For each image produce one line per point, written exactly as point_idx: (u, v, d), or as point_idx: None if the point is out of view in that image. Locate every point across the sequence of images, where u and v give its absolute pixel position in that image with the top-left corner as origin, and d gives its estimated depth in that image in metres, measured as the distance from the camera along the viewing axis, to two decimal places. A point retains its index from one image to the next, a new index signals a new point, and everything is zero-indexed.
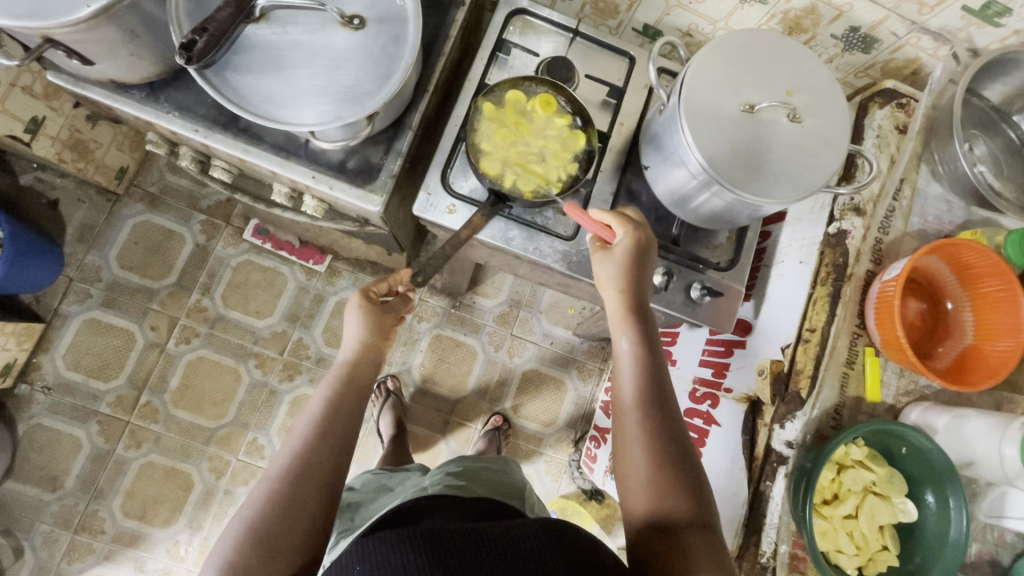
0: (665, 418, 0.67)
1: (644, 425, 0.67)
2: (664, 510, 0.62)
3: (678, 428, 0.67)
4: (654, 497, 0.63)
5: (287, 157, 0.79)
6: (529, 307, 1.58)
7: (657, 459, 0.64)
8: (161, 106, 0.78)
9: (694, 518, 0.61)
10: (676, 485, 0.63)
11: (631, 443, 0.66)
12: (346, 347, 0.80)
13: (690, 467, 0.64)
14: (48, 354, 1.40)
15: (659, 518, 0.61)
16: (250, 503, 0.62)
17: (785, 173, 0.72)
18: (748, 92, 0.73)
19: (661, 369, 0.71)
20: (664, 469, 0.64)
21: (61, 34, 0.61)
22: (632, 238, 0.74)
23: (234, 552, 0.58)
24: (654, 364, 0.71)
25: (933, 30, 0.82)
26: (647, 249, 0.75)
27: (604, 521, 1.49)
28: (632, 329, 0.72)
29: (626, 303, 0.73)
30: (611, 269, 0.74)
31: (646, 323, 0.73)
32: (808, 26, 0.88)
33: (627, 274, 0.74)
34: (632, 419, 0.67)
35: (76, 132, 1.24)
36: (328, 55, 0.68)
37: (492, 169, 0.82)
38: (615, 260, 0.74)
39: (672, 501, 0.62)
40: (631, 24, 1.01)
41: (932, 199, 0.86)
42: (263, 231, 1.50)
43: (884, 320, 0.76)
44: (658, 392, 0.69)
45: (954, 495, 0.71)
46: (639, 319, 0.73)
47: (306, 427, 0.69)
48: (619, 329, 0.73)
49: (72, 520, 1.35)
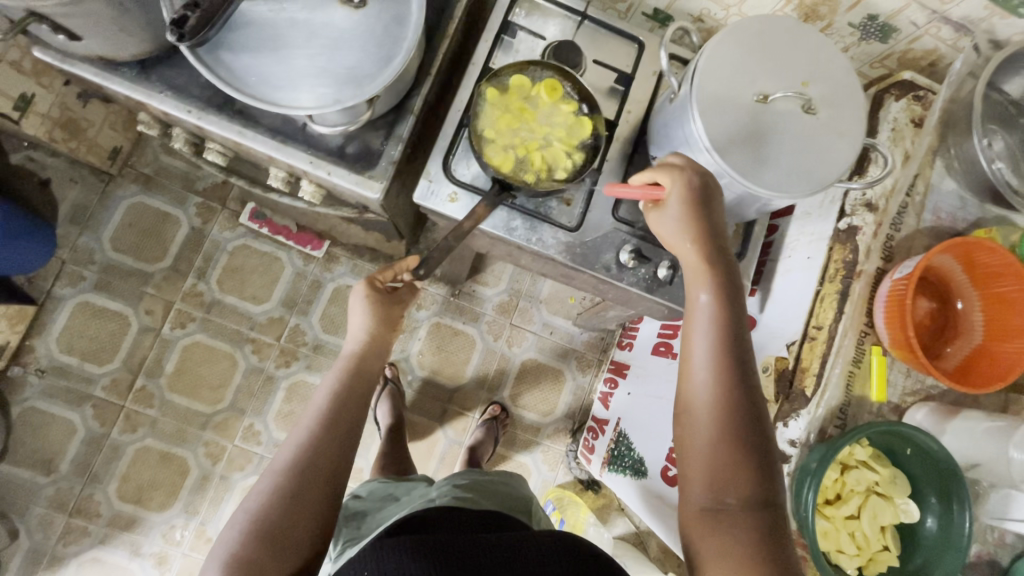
0: (744, 389, 0.63)
1: (720, 392, 0.63)
2: (728, 483, 0.60)
3: (758, 405, 0.63)
4: (718, 468, 0.60)
5: (284, 140, 0.76)
6: (529, 296, 1.56)
7: (727, 429, 0.61)
8: (153, 86, 0.75)
9: (756, 502, 0.59)
10: (745, 464, 0.60)
11: (704, 408, 0.63)
12: (352, 340, 0.78)
13: (764, 447, 0.61)
14: (41, 337, 1.38)
15: (721, 490, 0.60)
16: (256, 495, 0.61)
17: (798, 167, 0.69)
18: (762, 81, 0.71)
19: (744, 338, 0.66)
20: (734, 445, 0.61)
21: (46, 7, 0.58)
22: (693, 187, 0.68)
23: (239, 544, 0.57)
24: (733, 330, 0.66)
25: (954, 20, 0.79)
26: (710, 199, 0.69)
27: (599, 511, 1.49)
28: (710, 286, 0.67)
29: (703, 259, 0.68)
30: (675, 223, 0.69)
31: (728, 280, 0.68)
32: (824, 13, 0.85)
33: (699, 227, 0.68)
34: (707, 383, 0.64)
35: (67, 110, 1.20)
36: (327, 35, 0.65)
37: (502, 159, 0.79)
38: (673, 215, 0.69)
39: (736, 479, 0.60)
40: (641, 7, 0.98)
41: (945, 196, 0.84)
42: (260, 216, 1.47)
43: (895, 320, 0.74)
44: (740, 362, 0.64)
45: (958, 498, 0.71)
46: (720, 278, 0.68)
47: (312, 420, 0.68)
48: (696, 282, 0.68)
49: (68, 503, 1.34)
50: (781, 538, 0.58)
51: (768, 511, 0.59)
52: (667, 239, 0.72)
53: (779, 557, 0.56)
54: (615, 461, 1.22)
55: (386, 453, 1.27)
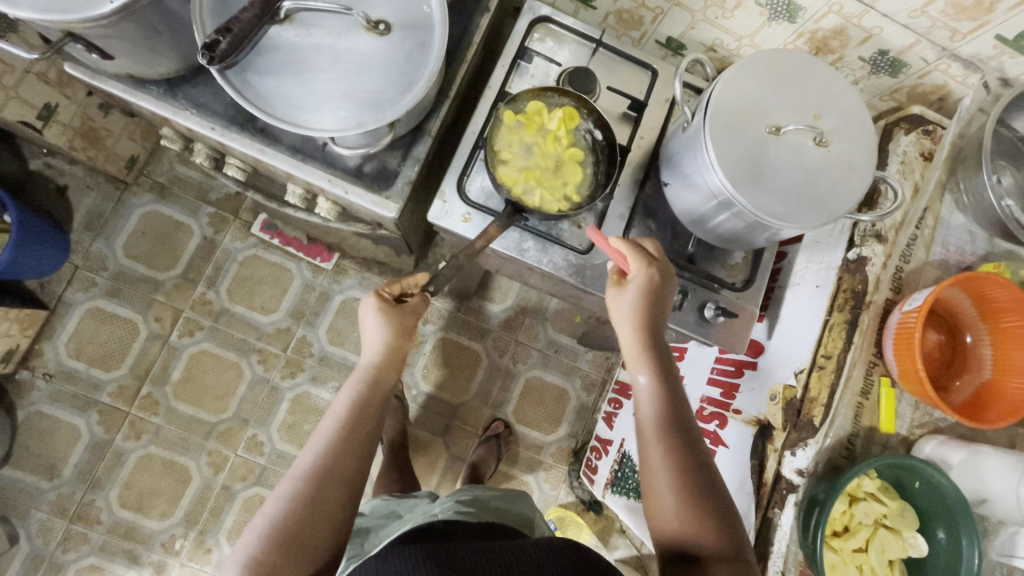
0: (688, 443, 0.68)
1: (670, 455, 0.67)
2: (692, 546, 0.63)
3: (703, 453, 0.68)
4: (684, 526, 0.64)
5: (303, 159, 0.78)
6: (535, 313, 1.56)
7: (682, 494, 0.65)
8: (179, 103, 0.77)
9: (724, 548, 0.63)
10: (706, 516, 0.64)
11: (659, 471, 0.67)
12: (367, 351, 0.78)
13: (718, 492, 0.66)
14: (50, 342, 1.39)
15: (690, 545, 0.63)
16: (276, 500, 0.61)
17: (808, 198, 0.70)
18: (774, 114, 0.72)
19: (679, 395, 0.72)
20: (694, 500, 0.65)
21: (84, 29, 0.60)
22: (645, 273, 0.73)
23: (258, 546, 0.58)
24: (672, 393, 0.71)
25: (963, 57, 0.81)
26: (662, 287, 0.74)
27: (600, 533, 1.48)
28: (647, 367, 0.72)
29: (642, 342, 0.73)
30: (625, 306, 0.74)
31: (662, 357, 0.73)
32: (835, 47, 0.87)
33: (642, 315, 0.73)
34: (658, 447, 0.68)
35: (88, 120, 1.23)
36: (351, 60, 0.67)
37: (509, 179, 0.81)
38: (628, 298, 0.74)
39: (705, 537, 0.63)
40: (654, 36, 1.01)
41: (954, 229, 0.85)
42: (272, 227, 1.49)
43: (903, 352, 0.75)
44: (680, 419, 0.70)
45: (967, 533, 0.70)
46: (654, 349, 0.73)
47: (331, 428, 0.68)
48: (634, 366, 0.73)
49: (68, 509, 1.34)
50: None
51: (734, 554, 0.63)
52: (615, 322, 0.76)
53: None
54: (618, 483, 1.21)
55: (389, 469, 1.27)
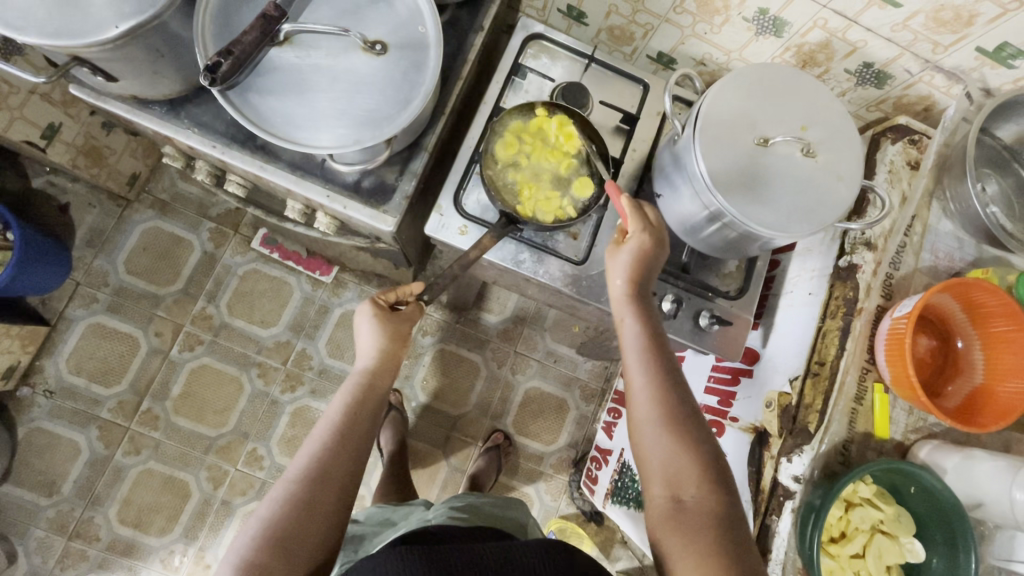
0: (676, 395, 0.68)
1: (658, 405, 0.67)
2: (680, 484, 0.63)
3: (691, 405, 0.68)
4: (671, 476, 0.64)
5: (302, 175, 0.79)
6: (533, 324, 1.57)
7: (670, 434, 0.65)
8: (181, 122, 0.79)
9: (711, 497, 0.62)
10: (693, 468, 0.64)
11: (646, 423, 0.67)
12: (362, 358, 0.79)
13: (706, 445, 0.66)
14: (50, 358, 1.40)
15: (679, 496, 0.63)
16: (269, 502, 0.62)
17: (797, 207, 0.72)
18: (763, 126, 0.74)
19: (669, 349, 0.72)
20: (686, 450, 0.65)
21: (90, 53, 0.62)
22: (635, 223, 0.75)
23: (250, 547, 0.58)
24: (662, 344, 0.72)
25: (946, 69, 0.83)
26: (653, 234, 0.76)
27: (602, 545, 1.48)
28: (635, 314, 0.74)
29: (630, 290, 0.74)
30: (620, 262, 0.75)
31: (648, 306, 0.75)
32: (821, 60, 0.89)
33: (633, 265, 0.74)
34: (646, 399, 0.68)
35: (91, 138, 1.25)
36: (349, 80, 0.69)
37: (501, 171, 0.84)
38: (622, 256, 0.75)
39: (689, 473, 0.63)
40: (645, 51, 1.03)
41: (942, 236, 0.86)
42: (272, 241, 1.50)
43: (895, 358, 0.76)
44: (670, 373, 0.70)
45: (964, 537, 0.71)
46: (643, 305, 0.74)
47: (325, 431, 0.69)
48: (622, 314, 0.74)
49: (67, 526, 1.34)
50: (733, 518, 0.62)
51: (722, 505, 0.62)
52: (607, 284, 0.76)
53: (733, 534, 0.61)
54: (617, 493, 1.21)
55: (388, 481, 1.27)
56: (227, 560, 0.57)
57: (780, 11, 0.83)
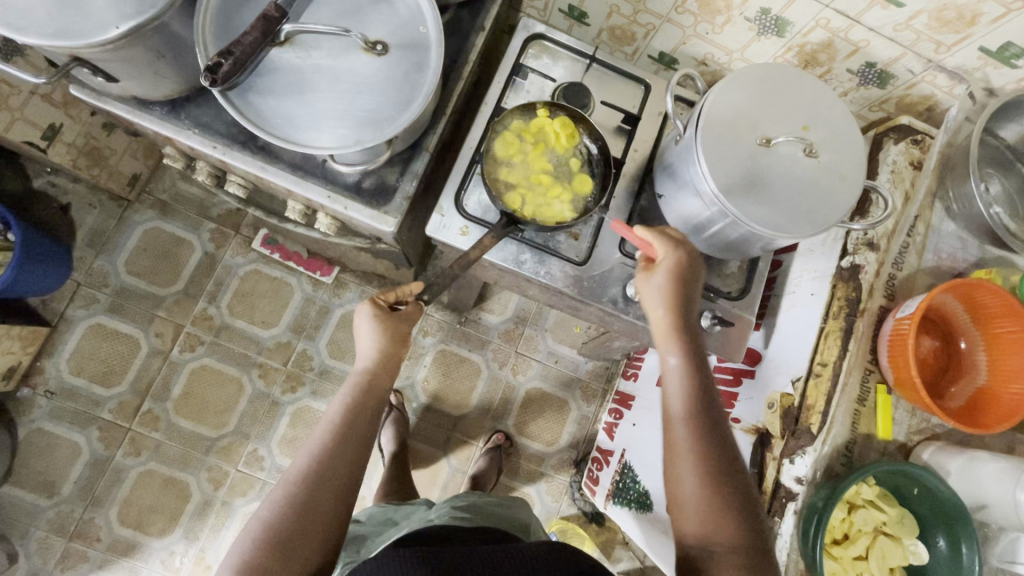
0: (716, 433, 0.68)
1: (699, 445, 0.66)
2: (714, 528, 0.63)
3: (730, 444, 0.68)
4: (706, 516, 0.63)
5: (303, 176, 0.79)
6: (534, 324, 1.57)
7: (708, 475, 0.65)
8: (182, 123, 0.78)
9: (745, 541, 0.62)
10: (729, 511, 0.63)
11: (685, 457, 0.66)
12: (362, 358, 0.78)
13: (742, 487, 0.65)
14: (51, 359, 1.40)
15: (712, 537, 0.63)
16: (269, 504, 0.61)
17: (800, 208, 0.72)
18: (765, 126, 0.74)
19: (712, 384, 0.71)
20: (722, 493, 0.64)
21: (90, 53, 0.62)
22: (674, 256, 0.74)
23: (251, 549, 0.58)
24: (703, 383, 0.71)
25: (949, 69, 0.82)
26: (688, 266, 0.74)
27: (603, 546, 1.48)
28: (677, 348, 0.72)
29: (672, 322, 0.73)
30: (657, 289, 0.74)
31: (693, 340, 0.73)
32: (823, 60, 0.89)
33: (673, 296, 0.73)
34: (686, 435, 0.67)
35: (91, 139, 1.25)
36: (350, 80, 0.69)
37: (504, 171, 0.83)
38: (658, 281, 0.74)
39: (724, 519, 0.63)
40: (647, 51, 1.03)
41: (945, 237, 0.86)
42: (272, 242, 1.50)
43: (898, 358, 0.75)
44: (711, 410, 0.69)
45: (968, 539, 0.71)
46: (687, 336, 0.73)
47: (325, 432, 0.68)
48: (665, 345, 0.73)
49: (68, 527, 1.34)
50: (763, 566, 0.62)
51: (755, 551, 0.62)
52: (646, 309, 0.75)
53: None
54: (618, 494, 1.21)
55: (389, 482, 1.27)
56: (228, 561, 0.57)
57: (782, 11, 0.83)
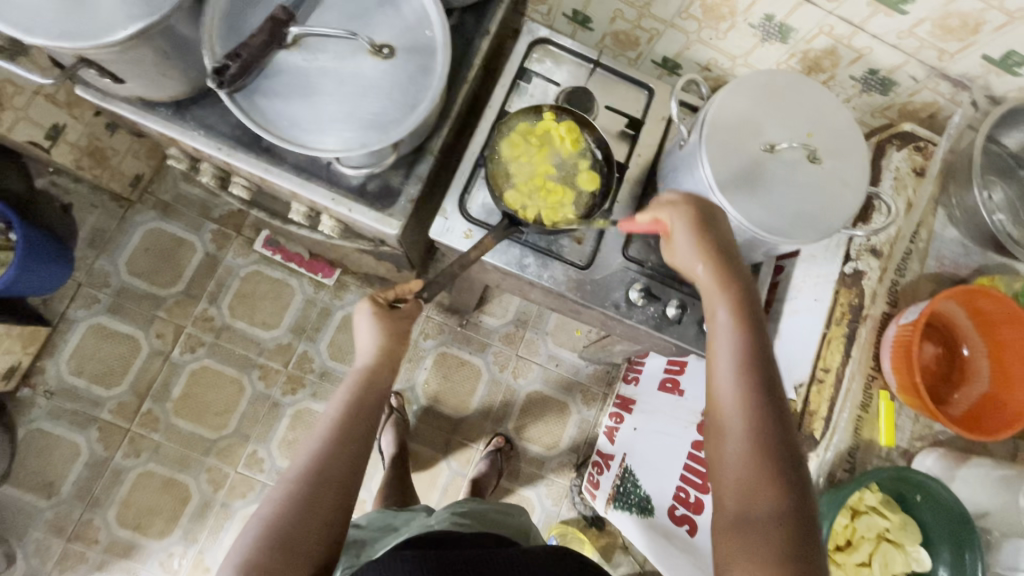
0: (765, 398, 0.61)
1: (741, 405, 0.61)
2: (754, 493, 0.57)
3: (783, 411, 0.61)
4: (744, 480, 0.58)
5: (308, 178, 0.79)
6: (535, 327, 1.57)
7: (751, 437, 0.59)
8: (187, 124, 0.78)
9: (787, 512, 0.56)
10: (770, 476, 0.57)
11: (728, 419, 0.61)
12: (361, 355, 0.78)
13: (791, 458, 0.59)
14: (51, 359, 1.40)
15: (749, 503, 0.57)
16: (270, 501, 0.61)
17: (803, 214, 0.72)
18: (769, 132, 0.74)
19: (766, 345, 0.65)
20: (762, 456, 0.58)
21: (97, 54, 0.62)
22: (689, 216, 0.69)
23: (252, 547, 0.58)
24: (755, 342, 0.64)
25: (952, 76, 0.83)
26: (712, 220, 0.70)
27: (603, 550, 1.47)
28: (727, 305, 0.66)
29: (720, 278, 0.67)
30: (688, 246, 0.69)
31: (746, 299, 0.67)
32: (826, 66, 0.89)
33: (713, 253, 0.68)
34: (730, 396, 0.62)
35: (95, 139, 1.25)
36: (356, 83, 0.69)
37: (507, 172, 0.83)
38: (687, 241, 0.69)
39: (765, 486, 0.57)
40: (650, 56, 1.03)
41: (948, 243, 0.86)
42: (274, 243, 1.50)
43: (901, 364, 0.76)
44: (763, 373, 0.62)
45: (970, 547, 0.71)
46: (739, 294, 0.67)
47: (325, 429, 0.68)
48: (714, 301, 0.67)
49: (66, 528, 1.33)
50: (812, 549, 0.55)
51: (798, 524, 0.55)
52: (683, 267, 0.71)
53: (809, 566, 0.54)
54: (618, 498, 1.21)
55: (389, 484, 1.26)
56: (230, 559, 0.57)
57: (785, 17, 0.83)
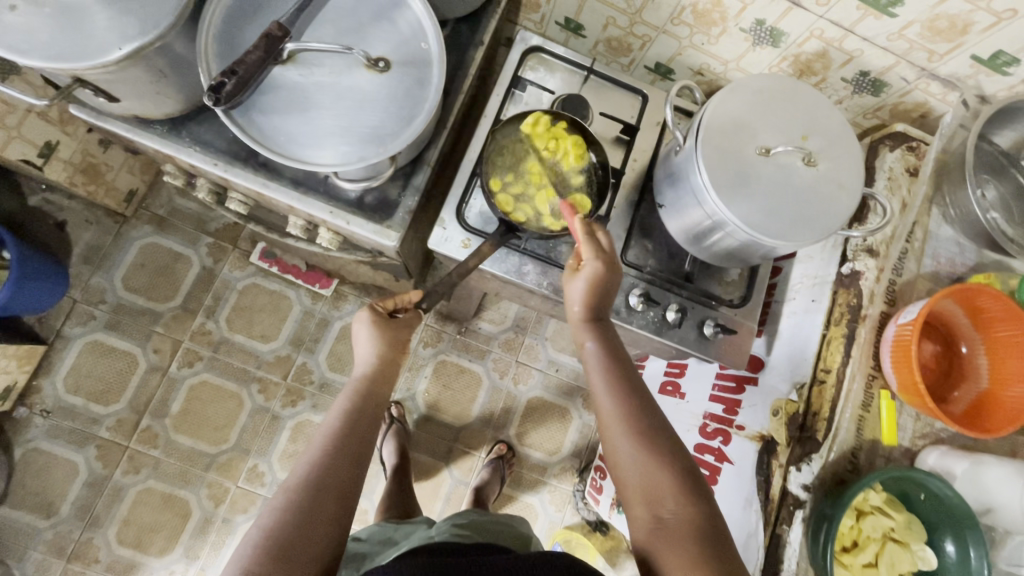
0: (644, 412, 0.66)
1: (626, 422, 0.65)
2: (657, 500, 0.60)
3: (664, 421, 0.66)
4: (649, 489, 0.61)
5: (305, 192, 0.79)
6: (534, 333, 1.57)
7: (643, 451, 0.63)
8: (184, 141, 0.78)
9: (688, 505, 0.60)
10: (666, 478, 0.61)
11: (617, 436, 0.65)
12: (359, 365, 0.78)
13: (680, 453, 0.64)
14: (48, 377, 1.39)
15: (656, 509, 0.60)
16: (269, 511, 0.59)
17: (800, 216, 0.72)
18: (764, 136, 0.74)
19: (629, 362, 0.71)
20: (653, 461, 0.62)
21: (92, 75, 0.62)
22: (592, 248, 0.74)
23: (249, 559, 0.55)
24: (622, 361, 0.71)
25: (942, 77, 0.84)
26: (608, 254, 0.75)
27: (609, 554, 1.44)
28: (595, 336, 0.73)
29: (587, 313, 0.74)
30: (577, 288, 0.75)
31: (605, 326, 0.75)
32: (818, 69, 0.90)
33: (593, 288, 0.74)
34: (617, 416, 0.66)
35: (88, 156, 1.25)
36: (353, 97, 0.69)
37: (499, 154, 0.85)
38: (579, 283, 0.74)
39: (661, 488, 0.61)
40: (643, 61, 1.04)
41: (943, 242, 0.87)
42: (270, 255, 1.50)
43: (901, 364, 0.76)
44: (632, 388, 0.68)
45: (976, 544, 0.71)
46: (600, 324, 0.74)
47: (325, 438, 0.67)
48: (582, 337, 0.74)
49: (65, 549, 1.32)
50: (716, 526, 0.59)
51: (702, 517, 0.59)
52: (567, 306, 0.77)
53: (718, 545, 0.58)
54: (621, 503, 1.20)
55: (390, 493, 1.25)
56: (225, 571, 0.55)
57: (776, 22, 0.84)
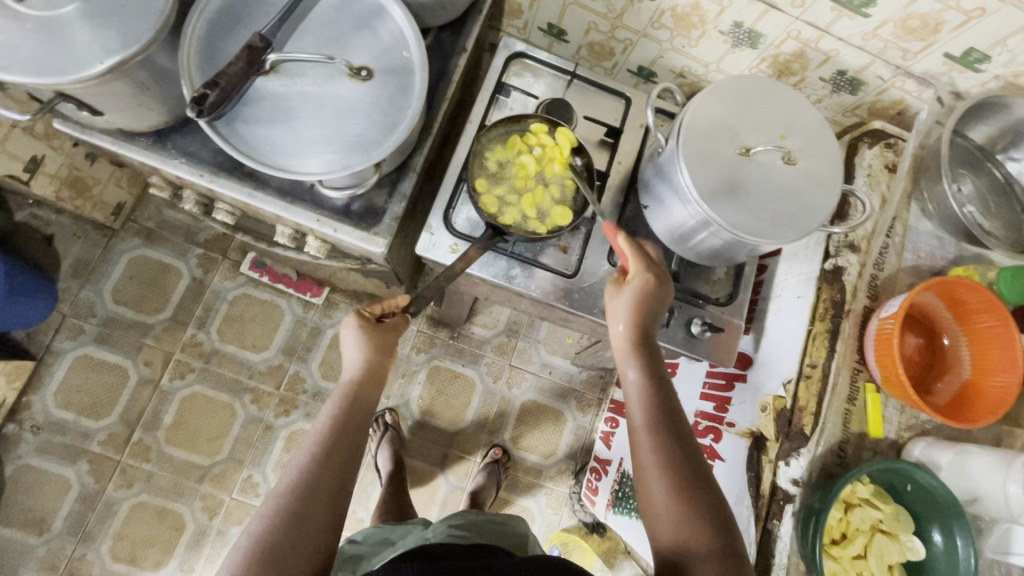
0: (681, 439, 0.66)
1: (659, 446, 0.65)
2: (684, 528, 0.60)
3: (700, 454, 0.65)
4: (677, 516, 0.61)
5: (291, 201, 0.79)
6: (526, 336, 1.58)
7: (676, 478, 0.62)
8: (168, 153, 0.78)
9: (716, 538, 0.59)
10: (698, 508, 0.61)
11: (651, 460, 0.64)
12: (347, 370, 0.78)
13: (714, 488, 0.63)
14: (37, 393, 1.37)
15: (683, 535, 0.60)
16: (259, 517, 0.60)
17: (781, 214, 0.73)
18: (744, 136, 0.75)
19: (669, 386, 0.70)
20: (684, 489, 0.62)
21: (75, 89, 0.62)
22: (643, 268, 0.74)
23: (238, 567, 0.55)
24: (662, 386, 0.70)
25: (916, 74, 0.85)
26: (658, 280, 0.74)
27: (606, 555, 1.46)
28: (637, 355, 0.72)
29: (631, 331, 0.73)
30: (622, 302, 0.74)
31: (650, 348, 0.73)
32: (797, 69, 0.92)
33: (636, 307, 0.73)
34: (652, 439, 0.65)
35: (75, 169, 1.25)
36: (335, 106, 0.70)
37: (484, 161, 0.86)
38: (626, 296, 0.74)
39: (691, 519, 0.60)
40: (626, 65, 1.05)
41: (923, 236, 0.88)
42: (261, 264, 1.50)
43: (884, 357, 0.77)
44: (671, 414, 0.67)
45: (962, 533, 0.72)
46: (644, 344, 0.73)
47: (313, 443, 0.67)
48: (624, 355, 0.73)
49: (57, 566, 1.30)
50: (739, 565, 0.59)
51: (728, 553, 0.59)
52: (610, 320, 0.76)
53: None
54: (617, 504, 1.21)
55: (385, 500, 1.25)
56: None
57: (754, 23, 0.85)
